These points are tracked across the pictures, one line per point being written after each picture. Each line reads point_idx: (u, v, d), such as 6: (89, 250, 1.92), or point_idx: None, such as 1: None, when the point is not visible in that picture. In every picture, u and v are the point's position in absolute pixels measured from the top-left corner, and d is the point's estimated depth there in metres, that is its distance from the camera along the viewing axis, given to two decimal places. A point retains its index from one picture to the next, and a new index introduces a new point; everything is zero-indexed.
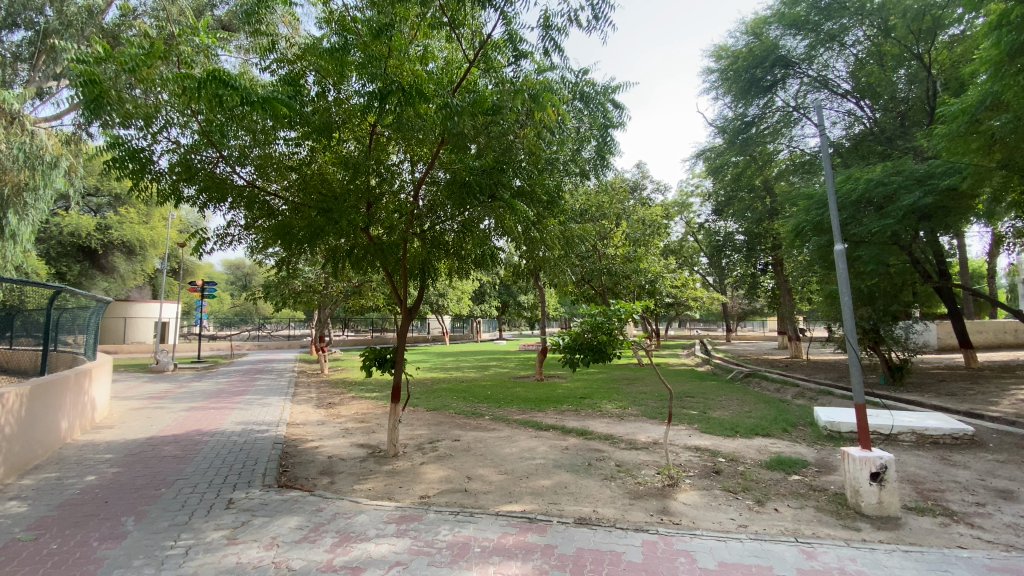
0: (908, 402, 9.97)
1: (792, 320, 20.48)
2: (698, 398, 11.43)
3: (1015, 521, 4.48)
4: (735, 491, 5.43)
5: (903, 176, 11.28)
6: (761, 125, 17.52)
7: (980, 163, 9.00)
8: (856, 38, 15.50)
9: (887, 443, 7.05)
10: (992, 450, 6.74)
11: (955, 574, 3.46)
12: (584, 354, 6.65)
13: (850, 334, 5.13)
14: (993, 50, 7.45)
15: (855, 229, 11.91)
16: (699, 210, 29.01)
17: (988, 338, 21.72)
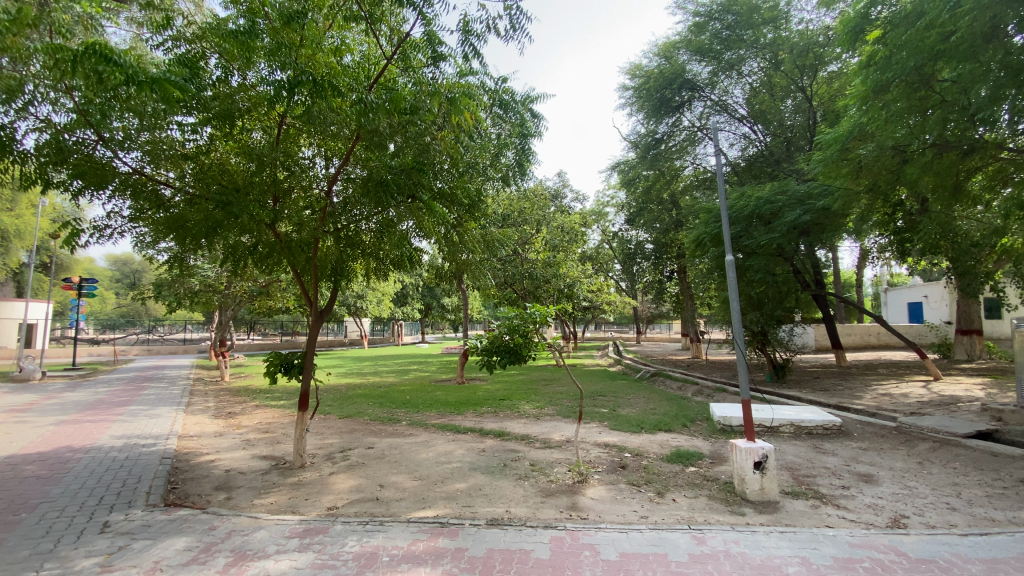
0: (789, 397, 11.13)
1: (695, 324, 22.18)
2: (610, 398, 11.99)
3: (872, 501, 5.13)
4: (639, 484, 5.75)
5: (788, 196, 12.65)
6: (669, 142, 19.00)
7: (850, 187, 10.26)
8: (752, 68, 16.94)
9: (772, 435, 7.83)
10: (855, 438, 7.71)
11: (820, 549, 3.89)
12: (501, 356, 6.69)
13: (738, 335, 5.62)
14: (862, 87, 8.53)
15: (747, 241, 13.15)
16: (614, 220, 30.55)
17: (855, 340, 24.90)
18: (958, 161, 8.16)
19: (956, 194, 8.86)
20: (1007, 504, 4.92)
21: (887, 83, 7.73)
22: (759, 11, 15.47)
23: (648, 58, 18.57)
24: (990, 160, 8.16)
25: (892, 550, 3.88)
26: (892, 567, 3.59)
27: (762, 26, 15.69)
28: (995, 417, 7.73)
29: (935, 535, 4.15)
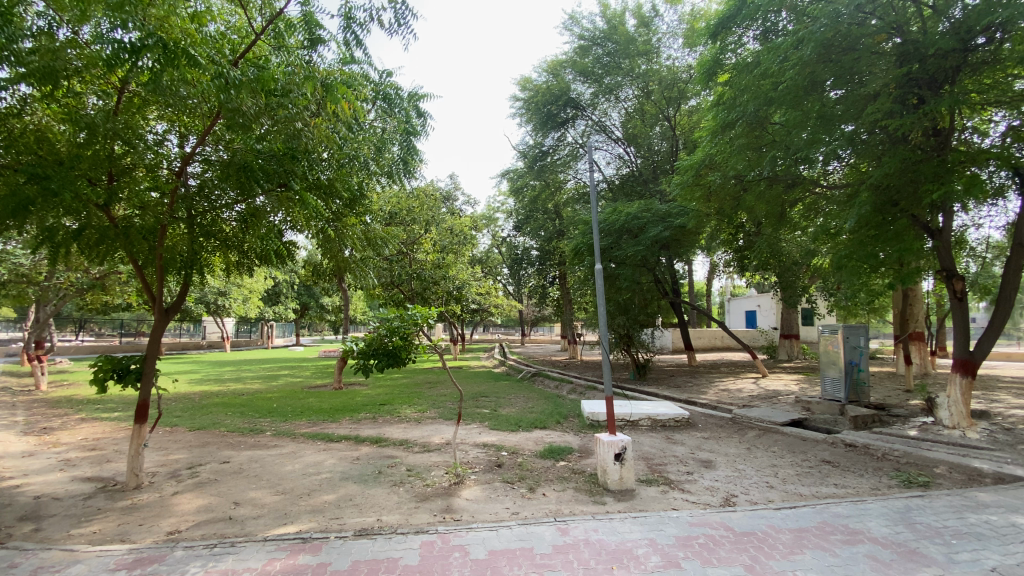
0: (648, 394, 12.26)
1: (573, 327, 23.56)
2: (491, 398, 12.22)
3: (710, 484, 5.86)
4: (513, 482, 5.91)
5: (652, 213, 14.04)
6: (554, 155, 20.06)
7: (703, 209, 11.71)
8: (627, 95, 18.43)
9: (633, 428, 8.57)
10: (700, 429, 8.73)
11: (665, 530, 4.34)
12: (379, 359, 6.44)
13: (603, 337, 6.06)
14: (714, 122, 9.81)
15: (618, 253, 14.29)
16: (503, 226, 31.35)
17: (705, 343, 28.40)
18: (783, 192, 9.70)
19: (781, 221, 10.52)
20: (809, 480, 5.92)
21: (733, 121, 8.96)
22: (635, 43, 16.97)
23: (538, 73, 19.37)
24: (806, 194, 9.81)
25: (722, 525, 4.45)
26: (721, 541, 4.10)
27: (637, 57, 17.18)
28: (804, 407, 9.28)
29: (756, 510, 4.84)
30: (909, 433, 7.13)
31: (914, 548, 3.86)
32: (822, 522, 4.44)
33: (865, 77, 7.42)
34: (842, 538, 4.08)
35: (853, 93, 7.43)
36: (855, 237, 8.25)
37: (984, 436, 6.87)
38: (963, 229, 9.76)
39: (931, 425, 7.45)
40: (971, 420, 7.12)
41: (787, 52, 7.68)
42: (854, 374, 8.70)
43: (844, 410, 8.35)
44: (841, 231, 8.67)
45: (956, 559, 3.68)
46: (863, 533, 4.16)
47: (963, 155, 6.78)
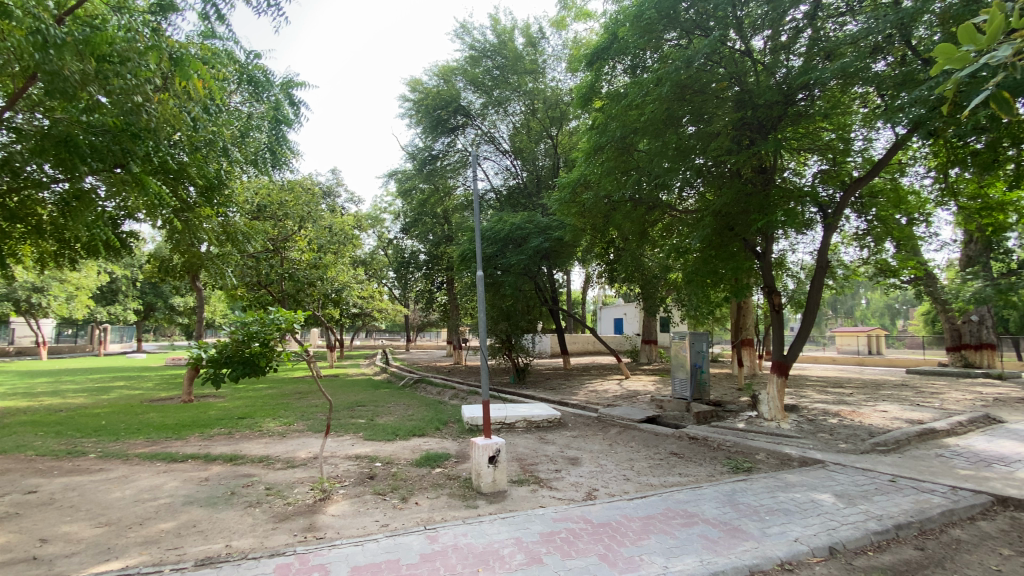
0: (526, 397, 12.73)
1: (457, 333, 23.64)
2: (368, 407, 11.73)
3: (575, 480, 6.25)
4: (385, 493, 5.72)
5: (534, 225, 14.75)
6: (444, 161, 20.10)
7: (578, 224, 12.53)
8: (515, 110, 19.08)
9: (509, 431, 8.83)
10: (570, 428, 9.29)
11: (531, 528, 4.52)
12: (232, 368, 5.86)
13: (482, 344, 6.13)
14: (588, 144, 10.61)
15: (502, 261, 14.68)
16: (389, 227, 30.45)
17: (580, 348, 30.31)
18: (645, 214, 10.79)
19: (643, 239, 11.67)
20: (660, 470, 6.60)
21: (603, 144, 9.79)
22: (522, 61, 17.72)
23: (429, 76, 19.31)
24: (663, 216, 11.01)
25: (582, 519, 4.76)
26: (580, 534, 4.39)
27: (524, 75, 17.95)
28: (659, 405, 10.36)
29: (612, 502, 5.26)
30: (738, 426, 8.30)
31: (736, 525, 4.49)
32: (667, 509, 4.97)
33: (711, 117, 8.57)
34: (681, 522, 4.60)
35: (702, 131, 8.53)
36: (701, 256, 9.45)
37: (792, 426, 8.25)
38: (782, 253, 11.69)
39: (755, 418, 8.76)
40: (783, 412, 8.50)
41: (648, 88, 8.63)
42: (698, 375, 9.93)
43: (690, 407, 9.47)
44: (691, 251, 9.85)
45: (767, 532, 4.34)
46: (699, 515, 4.74)
47: (783, 191, 8.10)
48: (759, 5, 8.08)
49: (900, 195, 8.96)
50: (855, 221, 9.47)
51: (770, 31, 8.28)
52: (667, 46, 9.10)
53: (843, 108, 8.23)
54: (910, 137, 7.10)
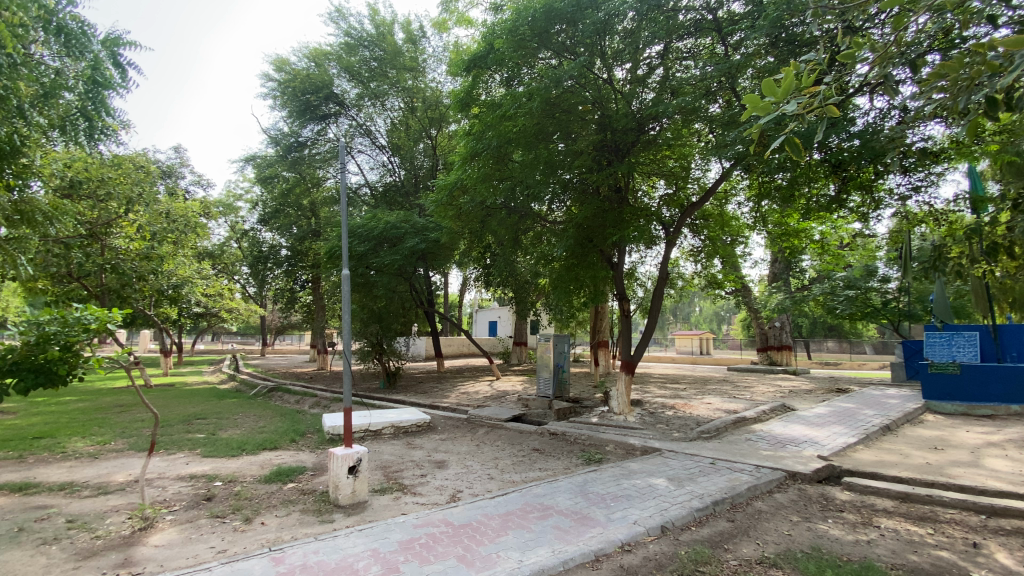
0: (394, 402, 12.38)
1: (322, 336, 22.17)
2: (211, 419, 10.41)
3: (440, 484, 6.24)
4: (224, 515, 5.12)
5: (410, 224, 14.47)
6: (312, 149, 18.81)
7: (453, 227, 12.62)
8: (393, 105, 18.55)
9: (374, 438, 8.49)
10: (438, 431, 9.26)
11: (390, 537, 4.40)
12: (24, 377, 4.80)
13: (345, 347, 5.77)
14: (465, 150, 10.78)
15: (373, 260, 14.07)
16: (246, 217, 27.45)
17: (453, 350, 30.47)
18: (517, 222, 11.24)
19: (516, 245, 12.14)
20: (522, 467, 6.88)
21: (479, 152, 10.01)
22: (402, 56, 17.36)
23: (298, 57, 17.94)
24: (534, 225, 11.54)
25: (443, 522, 4.76)
26: (440, 538, 4.38)
27: (404, 71, 17.60)
28: (524, 404, 10.83)
29: (474, 502, 5.34)
30: (593, 421, 9.00)
31: (586, 513, 4.87)
32: (525, 504, 5.19)
33: (578, 136, 9.26)
34: (538, 515, 4.84)
35: (570, 149, 9.16)
36: (565, 264, 10.11)
37: (638, 419, 9.19)
38: (634, 264, 13.00)
39: (608, 413, 9.60)
40: (630, 407, 9.43)
41: (521, 102, 9.05)
42: (561, 374, 10.58)
43: (552, 405, 10.04)
44: (556, 259, 10.47)
45: (612, 517, 4.77)
46: (554, 507, 5.04)
47: (634, 210, 9.03)
48: (620, 38, 8.86)
49: (724, 219, 10.55)
50: (692, 240, 10.88)
51: (630, 64, 9.14)
52: (541, 64, 9.59)
53: (684, 141, 9.41)
54: (733, 170, 8.36)
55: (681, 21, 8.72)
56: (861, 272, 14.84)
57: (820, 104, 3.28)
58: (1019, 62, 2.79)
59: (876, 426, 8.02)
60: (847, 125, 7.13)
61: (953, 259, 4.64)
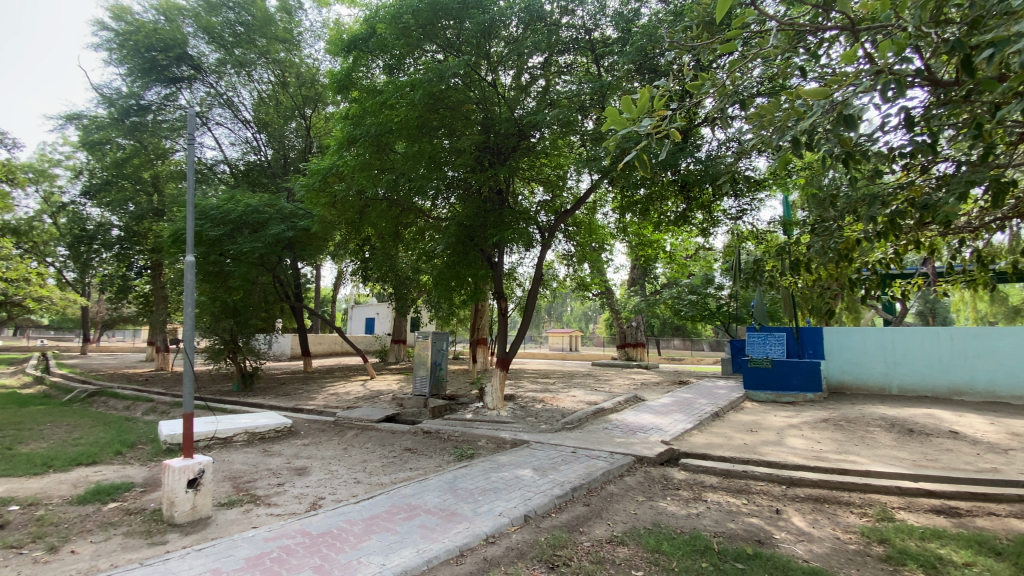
0: (251, 405, 11.24)
1: (163, 331, 19.33)
2: (2, 432, 8.46)
3: (299, 492, 5.80)
4: (17, 547, 4.19)
5: (274, 210, 13.28)
6: (158, 116, 16.31)
7: (326, 216, 11.88)
8: (262, 77, 16.87)
9: (223, 446, 7.62)
10: (301, 435, 8.62)
11: (236, 554, 3.97)
12: None
13: (188, 345, 5.07)
14: (341, 135, 10.21)
15: (229, 246, 12.61)
16: (64, 188, 22.84)
17: (323, 348, 28.68)
18: (398, 215, 10.92)
19: (395, 239, 11.75)
20: (391, 468, 6.70)
21: (357, 138, 9.55)
22: (273, 26, 15.90)
23: (142, 6, 15.46)
24: (416, 219, 11.26)
25: (300, 532, 4.43)
26: (295, 550, 4.07)
27: (275, 42, 16.13)
28: (397, 404, 10.57)
29: (337, 508, 5.06)
30: (466, 417, 9.10)
31: (453, 510, 4.89)
32: (392, 506, 5.06)
33: (461, 134, 9.29)
34: (404, 516, 4.74)
35: (453, 146, 9.14)
36: (445, 262, 10.03)
37: (509, 413, 9.50)
38: (513, 265, 13.41)
39: (482, 409, 9.78)
40: (503, 402, 9.72)
41: (403, 91, 8.84)
42: (438, 372, 10.50)
43: (426, 403, 9.94)
44: (436, 256, 10.34)
45: (478, 511, 4.86)
46: (421, 507, 4.98)
47: (514, 212, 9.27)
48: (505, 44, 9.08)
49: (593, 227, 11.40)
50: (565, 244, 11.52)
51: (514, 70, 9.38)
52: (426, 57, 9.44)
53: (561, 151, 9.93)
54: (601, 182, 9.02)
55: (561, 36, 9.21)
56: (701, 280, 17.13)
57: (668, 127, 3.70)
58: (812, 113, 3.42)
59: (708, 413, 9.29)
60: (694, 151, 8.12)
61: (767, 271, 5.55)
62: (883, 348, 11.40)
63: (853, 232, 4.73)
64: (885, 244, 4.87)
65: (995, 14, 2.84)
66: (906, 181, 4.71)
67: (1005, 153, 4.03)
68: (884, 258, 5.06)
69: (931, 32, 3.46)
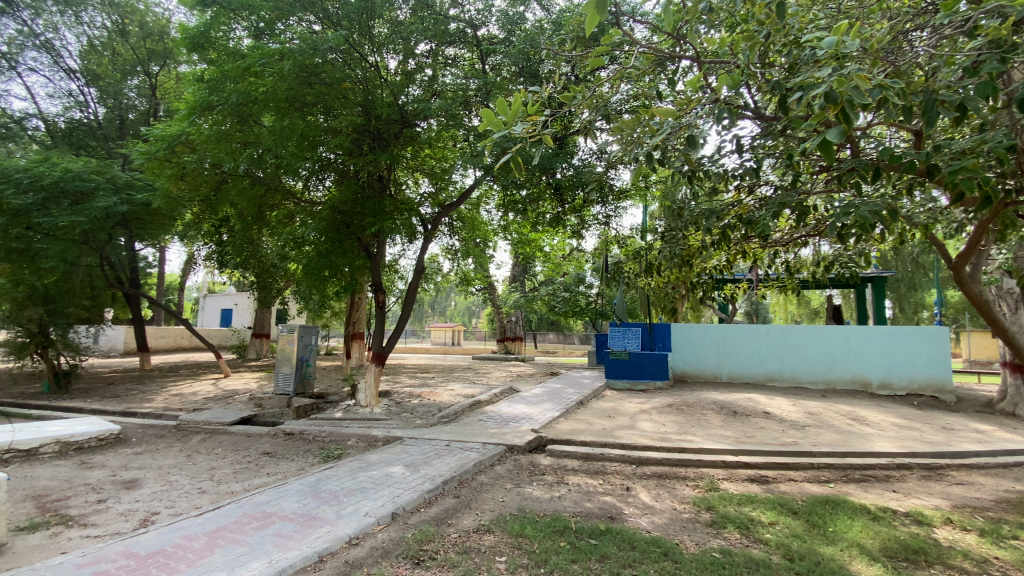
0: (65, 410, 9.42)
1: None
2: None
3: (128, 508, 5.01)
4: None
5: (104, 178, 11.27)
6: None
7: (171, 189, 10.46)
8: (94, 20, 14.17)
9: (24, 460, 6.27)
10: (132, 443, 7.44)
11: None
12: None
13: None
14: (192, 99, 9.07)
15: (39, 217, 10.41)
16: None
17: (167, 343, 25.09)
18: (263, 195, 9.93)
19: (259, 220, 10.66)
20: (245, 475, 6.09)
21: (214, 104, 8.54)
22: None
23: None
24: (285, 201, 10.35)
25: (123, 555, 3.81)
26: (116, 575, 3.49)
27: None
28: (255, 404, 9.63)
29: (173, 523, 4.45)
30: (335, 416, 8.62)
31: (313, 514, 4.59)
32: (242, 516, 4.59)
33: (339, 114, 8.73)
34: (255, 526, 4.34)
35: (330, 125, 8.54)
36: (315, 250, 9.34)
37: (382, 410, 9.20)
38: (394, 256, 13.00)
39: (352, 406, 9.34)
40: (377, 399, 9.38)
41: (269, 58, 8.09)
42: (304, 369, 9.77)
43: (289, 402, 9.21)
44: (306, 242, 9.59)
45: (341, 513, 4.62)
46: (276, 514, 4.60)
47: (394, 202, 8.94)
48: (389, 25, 8.70)
49: (476, 222, 11.44)
50: (448, 238, 11.43)
51: (399, 54, 9.02)
52: (300, 25, 8.82)
53: (446, 144, 9.82)
54: (485, 179, 9.08)
55: (448, 27, 9.14)
56: (573, 279, 18.27)
57: (540, 131, 3.87)
58: (664, 130, 3.78)
59: (574, 402, 9.94)
60: (570, 157, 8.58)
61: (627, 271, 6.11)
62: (718, 342, 13.20)
63: (696, 242, 5.34)
64: (721, 252, 5.64)
65: (803, 64, 3.41)
66: (739, 199, 5.44)
67: (808, 181, 4.87)
68: (720, 265, 5.84)
69: (759, 73, 4.05)
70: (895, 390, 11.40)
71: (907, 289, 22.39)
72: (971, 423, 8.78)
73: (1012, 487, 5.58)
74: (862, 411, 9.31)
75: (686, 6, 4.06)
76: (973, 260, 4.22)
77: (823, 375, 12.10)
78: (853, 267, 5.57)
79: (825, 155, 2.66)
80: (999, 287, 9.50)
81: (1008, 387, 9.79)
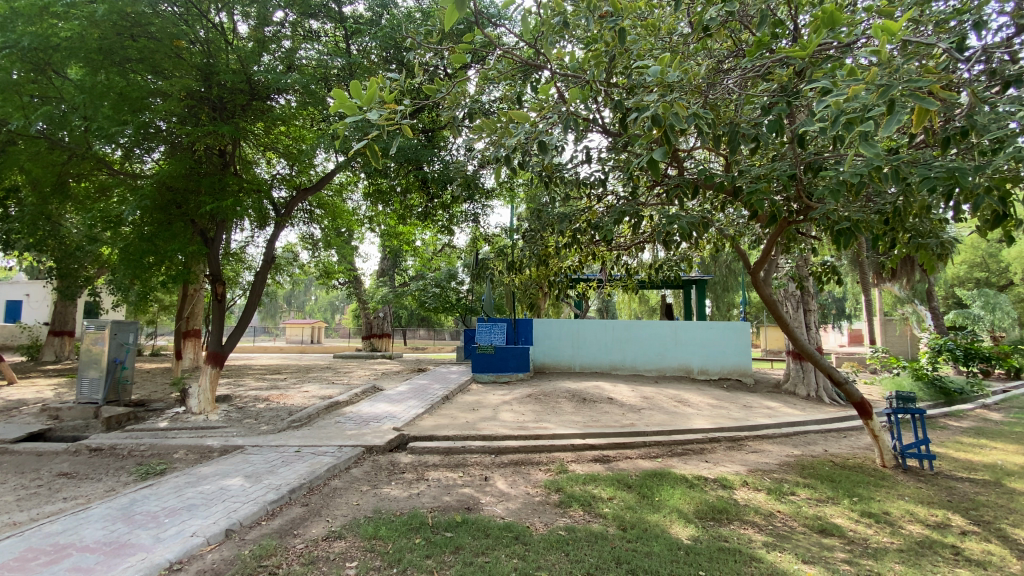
0: None
1: None
2: None
3: None
4: None
5: None
6: None
7: None
8: None
9: None
10: None
11: None
12: None
13: None
14: None
15: None
16: None
17: None
18: (65, 162, 8.16)
19: (60, 194, 8.74)
20: (31, 502, 4.96)
21: None
22: None
23: None
24: (98, 172, 8.67)
25: None
26: None
27: None
28: (50, 415, 7.90)
29: None
30: (160, 426, 7.46)
31: (124, 541, 3.92)
32: (24, 551, 3.74)
33: (171, 76, 7.58)
34: (43, 561, 3.57)
35: (160, 88, 7.33)
36: (136, 232, 7.96)
37: (220, 416, 8.21)
38: (241, 244, 11.76)
39: (181, 414, 8.17)
40: (213, 404, 8.38)
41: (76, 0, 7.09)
42: (118, 372, 8.26)
43: (98, 412, 7.74)
44: (125, 223, 8.11)
45: (162, 537, 4.02)
46: (73, 545, 3.83)
47: (239, 180, 8.03)
48: None
49: (338, 211, 10.75)
50: (307, 226, 10.55)
51: (251, 19, 8.14)
52: None
53: (304, 123, 9.06)
54: (349, 165, 8.58)
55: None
56: (443, 275, 18.27)
57: (399, 121, 3.75)
58: (518, 132, 3.92)
59: (439, 397, 9.92)
60: (440, 152, 8.55)
61: (491, 268, 6.29)
62: (573, 336, 14.21)
63: (553, 242, 5.63)
64: (573, 253, 6.06)
65: (638, 87, 3.81)
66: (590, 204, 5.87)
67: (644, 192, 5.46)
68: (574, 265, 6.25)
69: (603, 90, 4.42)
70: (711, 374, 13.38)
71: (723, 291, 26.48)
72: (764, 400, 10.74)
73: (789, 452, 6.93)
74: (687, 394, 10.79)
75: (542, 17, 4.27)
76: (765, 267, 5.14)
77: (656, 364, 13.73)
78: (678, 269, 6.37)
79: (653, 171, 3.00)
80: (785, 290, 11.64)
81: (792, 370, 12.07)
